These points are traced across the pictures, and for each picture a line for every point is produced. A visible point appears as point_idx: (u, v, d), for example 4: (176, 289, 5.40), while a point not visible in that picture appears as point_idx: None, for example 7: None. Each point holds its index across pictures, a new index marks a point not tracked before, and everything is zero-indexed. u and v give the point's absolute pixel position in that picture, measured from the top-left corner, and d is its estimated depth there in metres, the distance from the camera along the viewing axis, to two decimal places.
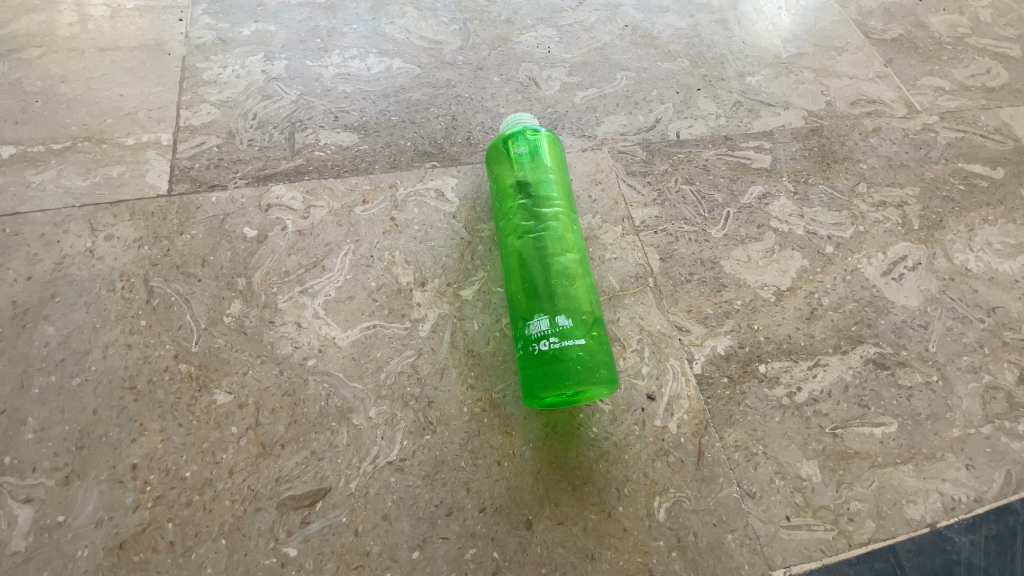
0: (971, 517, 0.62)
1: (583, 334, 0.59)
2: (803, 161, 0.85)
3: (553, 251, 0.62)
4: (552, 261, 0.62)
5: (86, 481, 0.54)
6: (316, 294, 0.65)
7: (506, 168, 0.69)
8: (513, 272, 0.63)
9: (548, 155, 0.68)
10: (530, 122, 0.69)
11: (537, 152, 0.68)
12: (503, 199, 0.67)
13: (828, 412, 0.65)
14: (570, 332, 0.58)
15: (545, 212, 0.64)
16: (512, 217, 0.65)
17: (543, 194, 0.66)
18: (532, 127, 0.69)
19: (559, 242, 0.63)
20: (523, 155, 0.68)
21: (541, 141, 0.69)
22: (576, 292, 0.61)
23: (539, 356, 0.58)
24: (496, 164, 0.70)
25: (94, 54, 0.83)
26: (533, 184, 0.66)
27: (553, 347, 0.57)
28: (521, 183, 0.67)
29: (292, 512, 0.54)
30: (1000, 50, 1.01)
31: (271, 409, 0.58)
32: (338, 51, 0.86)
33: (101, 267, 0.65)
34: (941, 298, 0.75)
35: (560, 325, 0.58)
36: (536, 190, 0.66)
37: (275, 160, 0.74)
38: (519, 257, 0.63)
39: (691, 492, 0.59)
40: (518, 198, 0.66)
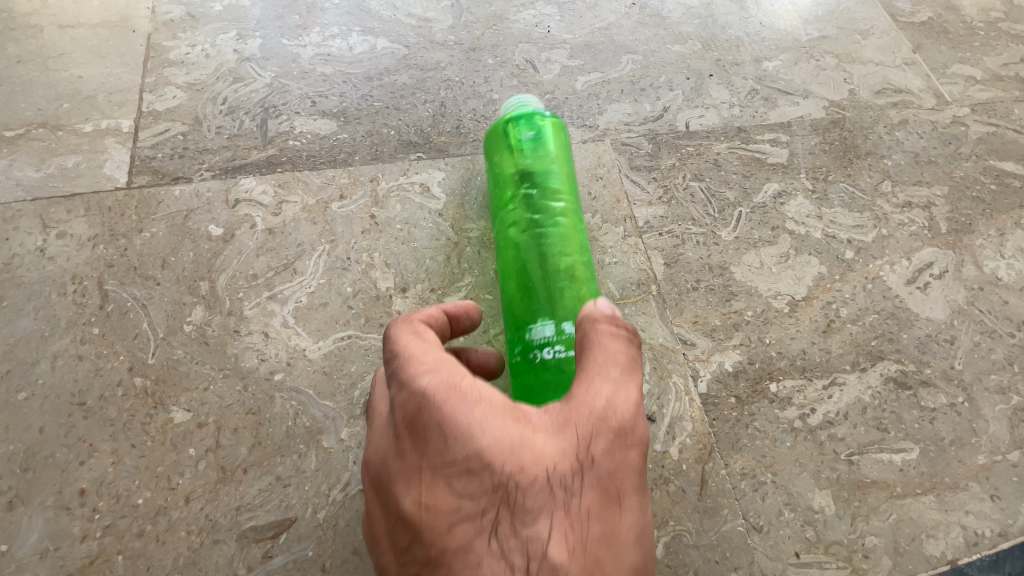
0: (994, 553, 0.57)
1: None
2: (822, 156, 0.78)
3: (560, 248, 0.57)
4: (557, 259, 0.56)
5: (30, 507, 0.50)
6: (285, 300, 0.59)
7: (507, 154, 0.62)
8: (512, 272, 0.57)
9: (553, 138, 0.62)
10: (538, 104, 0.63)
11: (545, 138, 0.62)
12: (502, 186, 0.61)
13: (844, 437, 0.60)
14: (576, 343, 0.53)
15: (551, 205, 0.59)
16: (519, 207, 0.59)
17: (554, 186, 0.60)
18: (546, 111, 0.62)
19: (566, 238, 0.57)
20: (527, 139, 0.62)
21: (549, 125, 0.63)
22: (582, 295, 0.55)
23: (541, 365, 0.53)
24: (501, 144, 0.63)
25: (53, 31, 0.77)
26: (545, 173, 0.60)
27: (557, 357, 0.52)
28: (530, 169, 0.60)
29: (254, 545, 0.49)
30: None
31: (233, 430, 0.53)
32: (318, 29, 0.79)
33: (52, 268, 0.60)
34: (968, 310, 0.70)
35: (567, 333, 0.53)
36: (546, 180, 0.60)
37: (245, 150, 0.68)
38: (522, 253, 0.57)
39: (692, 526, 0.54)
40: (526, 186, 0.60)
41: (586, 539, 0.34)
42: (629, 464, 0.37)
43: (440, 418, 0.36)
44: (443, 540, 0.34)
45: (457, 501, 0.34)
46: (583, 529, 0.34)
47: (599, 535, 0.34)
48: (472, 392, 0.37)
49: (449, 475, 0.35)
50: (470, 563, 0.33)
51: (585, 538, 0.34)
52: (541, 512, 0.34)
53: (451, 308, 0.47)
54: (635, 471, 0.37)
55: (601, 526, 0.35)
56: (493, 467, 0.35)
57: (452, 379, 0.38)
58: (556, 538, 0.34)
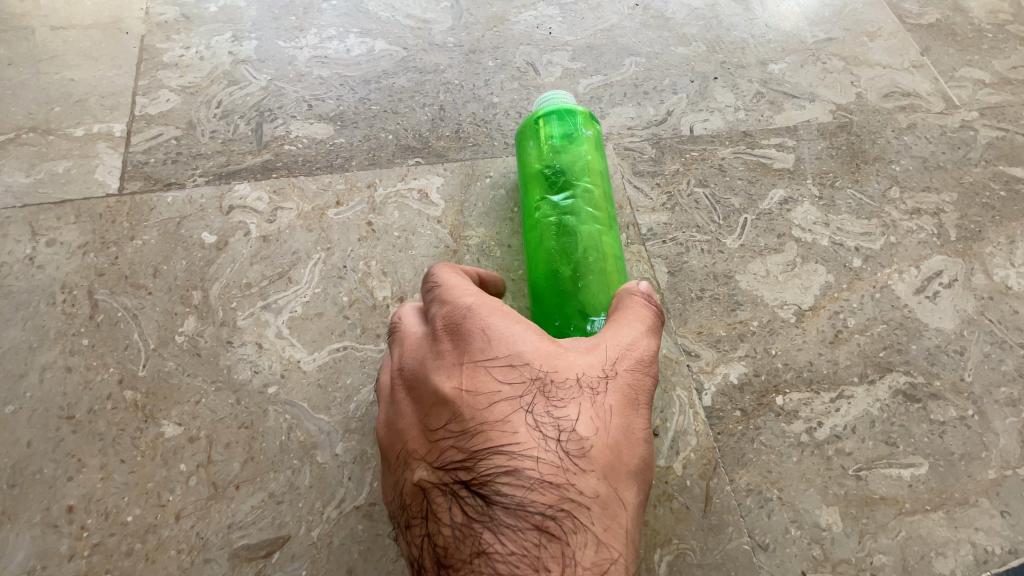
0: (1004, 571, 0.56)
1: None
2: (829, 161, 0.77)
3: (598, 243, 0.57)
4: (594, 254, 0.57)
5: (17, 524, 0.49)
6: (280, 310, 0.58)
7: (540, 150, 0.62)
8: (549, 267, 0.57)
9: (585, 133, 0.62)
10: (571, 100, 0.63)
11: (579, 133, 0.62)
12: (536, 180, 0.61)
13: (851, 451, 0.58)
14: None
15: (586, 200, 0.59)
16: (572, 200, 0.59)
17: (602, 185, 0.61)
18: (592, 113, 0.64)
19: (602, 233, 0.58)
20: (561, 135, 0.62)
21: (582, 122, 0.63)
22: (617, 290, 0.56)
23: None
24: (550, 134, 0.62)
25: (45, 33, 0.76)
26: (595, 171, 0.61)
27: None
28: (583, 164, 0.61)
29: (246, 565, 0.48)
30: None
31: (225, 444, 0.52)
32: (315, 30, 0.77)
33: (41, 277, 0.58)
34: (978, 319, 0.68)
35: None
36: (596, 178, 0.61)
37: (240, 155, 0.66)
38: (560, 247, 0.57)
39: (696, 544, 0.53)
40: (580, 180, 0.60)
41: (613, 427, 0.36)
42: (647, 381, 0.41)
43: (486, 322, 0.40)
44: (481, 414, 0.36)
45: (498, 384, 0.37)
46: (609, 419, 0.37)
47: (623, 428, 0.37)
48: (514, 313, 0.42)
49: (491, 363, 0.38)
50: (507, 431, 0.35)
51: (613, 427, 0.36)
52: (573, 400, 0.37)
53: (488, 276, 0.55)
54: (649, 390, 0.40)
55: (623, 420, 0.37)
56: (532, 363, 0.39)
57: (493, 303, 0.43)
58: (586, 421, 0.36)
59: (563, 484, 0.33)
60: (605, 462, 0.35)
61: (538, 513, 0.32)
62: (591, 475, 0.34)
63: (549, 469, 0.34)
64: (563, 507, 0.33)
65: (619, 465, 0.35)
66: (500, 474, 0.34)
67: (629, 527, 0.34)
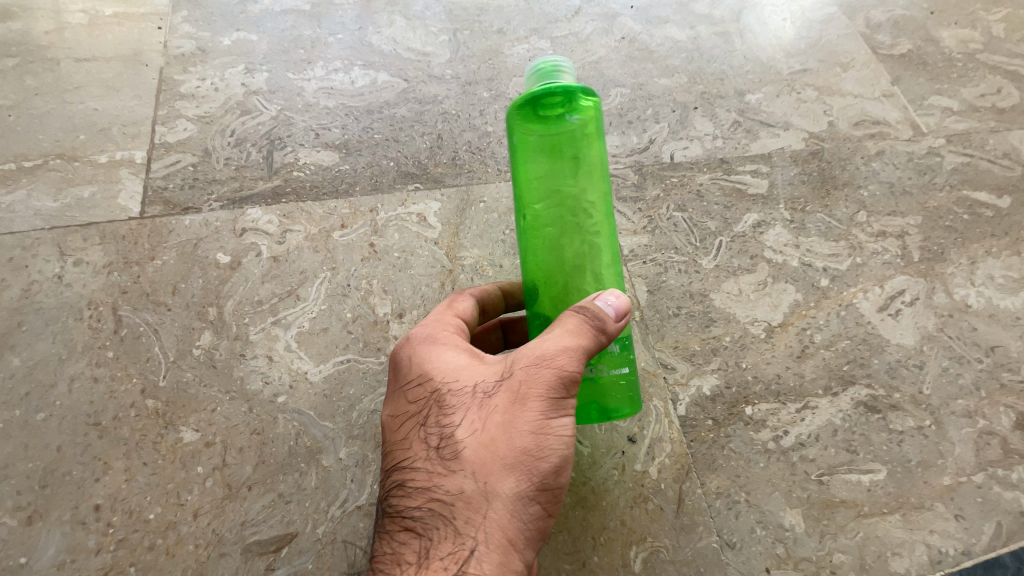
0: (956, 571, 0.61)
1: (628, 361, 0.52)
2: (801, 187, 0.82)
3: (583, 259, 0.51)
4: (577, 273, 0.52)
5: (48, 522, 0.53)
6: (289, 325, 0.63)
7: (534, 139, 0.52)
8: (551, 284, 0.52)
9: (575, 120, 0.51)
10: (567, 70, 0.51)
11: (579, 115, 0.52)
12: (530, 182, 0.52)
13: (815, 458, 0.63)
14: (616, 361, 0.51)
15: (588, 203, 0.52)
16: (556, 207, 0.51)
17: (593, 185, 0.53)
18: (584, 88, 0.52)
19: (588, 248, 0.52)
20: (559, 119, 0.51)
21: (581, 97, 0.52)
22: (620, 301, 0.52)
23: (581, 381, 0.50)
24: (534, 118, 0.52)
25: (70, 65, 0.82)
26: (585, 168, 0.52)
27: (598, 374, 0.51)
28: (569, 160, 0.51)
29: (257, 559, 0.53)
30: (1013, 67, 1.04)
31: (238, 449, 0.56)
32: (322, 63, 0.83)
33: (69, 294, 0.64)
34: (937, 336, 0.74)
35: (609, 351, 0.51)
36: (586, 177, 0.52)
37: (252, 181, 0.72)
38: (563, 262, 0.51)
39: (669, 542, 0.58)
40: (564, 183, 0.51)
41: (484, 433, 0.45)
42: (543, 375, 0.45)
43: (414, 349, 0.51)
44: (394, 434, 0.49)
45: (408, 404, 0.49)
46: (485, 425, 0.45)
47: (498, 428, 0.45)
48: (445, 336, 0.52)
49: (407, 388, 0.50)
50: (406, 447, 0.48)
51: (483, 433, 0.45)
52: (458, 413, 0.46)
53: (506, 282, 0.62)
54: (547, 383, 0.45)
55: (501, 422, 0.45)
56: (436, 382, 0.49)
57: (432, 327, 0.53)
58: (464, 430, 0.46)
59: (433, 487, 0.45)
60: (471, 464, 0.44)
61: (417, 507, 0.45)
62: (455, 478, 0.44)
63: (427, 474, 0.46)
64: (432, 505, 0.45)
65: (483, 466, 0.44)
66: (397, 483, 0.47)
67: (487, 515, 0.43)
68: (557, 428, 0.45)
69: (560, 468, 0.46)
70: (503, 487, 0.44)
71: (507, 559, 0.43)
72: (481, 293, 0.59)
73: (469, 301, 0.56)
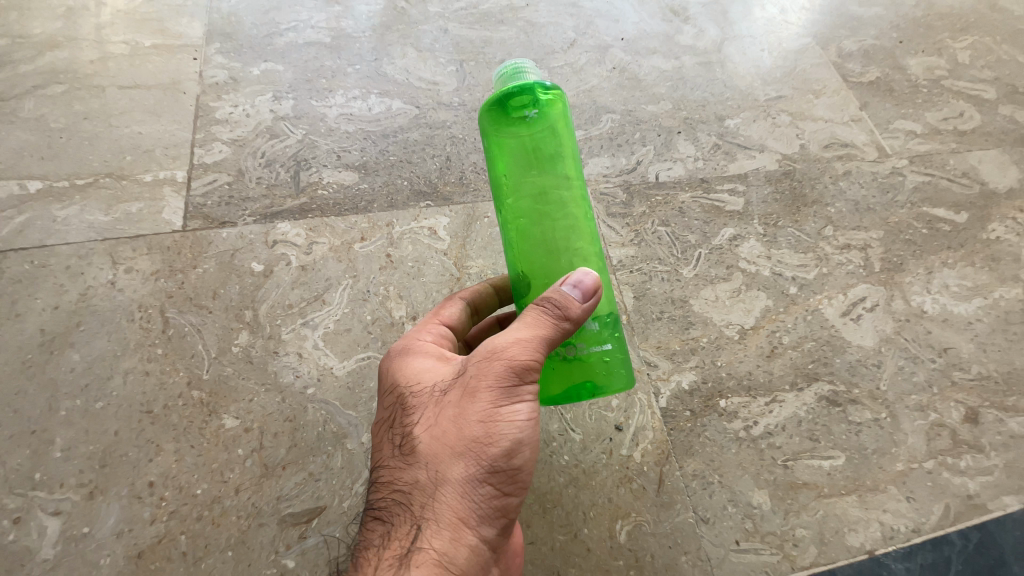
0: (907, 546, 0.69)
1: (609, 337, 0.53)
2: (774, 204, 0.91)
3: (549, 245, 0.54)
4: (545, 259, 0.54)
5: (107, 496, 0.61)
6: (316, 326, 0.71)
7: (503, 139, 0.56)
8: (531, 274, 0.54)
9: (531, 118, 0.55)
10: (524, 70, 0.55)
11: (542, 110, 0.55)
12: (502, 182, 0.55)
13: (781, 445, 0.71)
14: (595, 338, 0.52)
15: (559, 193, 0.55)
16: (520, 200, 0.55)
17: (556, 174, 0.55)
18: (540, 86, 0.55)
19: (555, 234, 0.54)
20: (523, 118, 0.55)
21: (541, 94, 0.55)
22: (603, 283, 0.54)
23: (563, 360, 0.52)
24: (495, 122, 0.56)
25: (114, 91, 0.90)
26: (546, 162, 0.55)
27: (579, 352, 0.52)
28: (530, 156, 0.55)
29: (291, 528, 0.60)
30: (975, 92, 1.14)
31: (273, 433, 0.64)
32: (342, 92, 0.92)
33: (122, 299, 0.72)
34: (895, 338, 0.82)
35: (586, 329, 0.52)
36: (547, 169, 0.55)
37: (281, 199, 0.80)
38: (535, 249, 0.54)
39: (651, 517, 0.66)
40: (526, 177, 0.55)
41: (438, 427, 0.48)
42: (492, 369, 0.47)
43: (391, 357, 0.56)
44: (374, 435, 0.54)
45: (384, 408, 0.54)
46: (440, 417, 0.48)
47: (451, 419, 0.48)
48: (420, 345, 0.56)
49: (383, 393, 0.55)
50: (379, 446, 0.52)
51: (437, 427, 0.48)
52: (418, 411, 0.50)
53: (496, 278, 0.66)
54: (496, 374, 0.47)
55: (454, 414, 0.48)
56: (406, 385, 0.53)
57: (410, 338, 0.57)
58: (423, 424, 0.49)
59: (395, 479, 0.48)
60: (426, 453, 0.47)
61: (381, 497, 0.49)
62: (411, 470, 0.48)
63: (391, 468, 0.49)
64: (394, 494, 0.48)
65: (435, 457, 0.47)
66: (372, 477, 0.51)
67: (438, 500, 0.46)
68: (508, 415, 0.47)
69: (512, 453, 0.47)
70: (453, 472, 0.46)
71: (457, 541, 0.45)
72: (472, 297, 0.63)
73: (457, 309, 0.61)
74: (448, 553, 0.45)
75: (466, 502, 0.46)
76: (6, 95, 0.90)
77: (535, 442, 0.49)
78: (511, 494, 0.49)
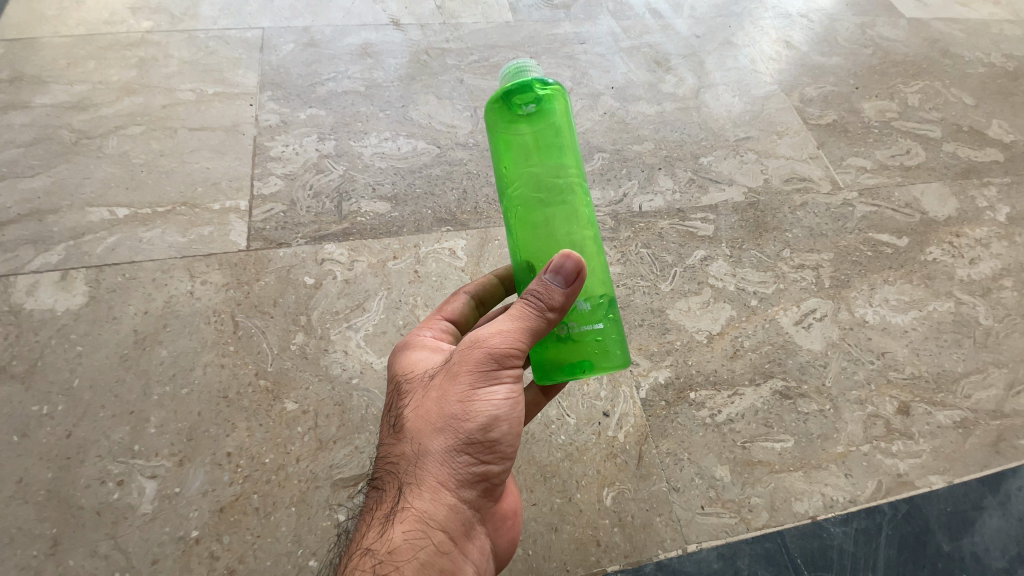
0: (845, 513, 0.83)
1: (601, 318, 0.58)
2: (740, 230, 1.07)
3: (550, 229, 0.58)
4: (546, 242, 0.59)
5: (194, 463, 0.76)
6: (358, 329, 0.87)
7: (506, 130, 0.60)
8: (533, 256, 0.59)
9: (531, 112, 0.59)
10: (525, 66, 0.58)
11: (543, 104, 0.59)
12: (505, 172, 0.59)
13: (740, 429, 0.86)
14: (588, 318, 0.58)
15: (560, 182, 0.59)
16: (522, 188, 0.58)
17: (556, 163, 0.59)
18: (540, 79, 0.59)
19: (555, 219, 0.59)
20: (526, 110, 0.59)
21: (541, 90, 0.59)
22: (596, 269, 0.59)
23: (559, 340, 0.57)
24: (497, 116, 0.60)
25: (184, 132, 1.07)
26: (546, 152, 0.59)
27: (572, 332, 0.57)
28: (530, 147, 0.59)
29: (342, 489, 0.75)
30: (921, 132, 1.32)
31: (326, 415, 0.80)
32: (376, 134, 1.09)
33: (199, 305, 0.88)
34: (840, 343, 0.98)
35: (579, 310, 0.57)
36: (548, 158, 0.59)
37: (327, 224, 0.97)
38: (536, 233, 0.59)
39: (631, 485, 0.81)
40: (527, 167, 0.59)
41: (424, 407, 0.56)
42: (472, 356, 0.55)
43: (398, 352, 0.66)
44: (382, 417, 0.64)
45: (389, 393, 0.63)
46: (426, 399, 0.57)
47: (435, 400, 0.56)
48: (423, 341, 0.66)
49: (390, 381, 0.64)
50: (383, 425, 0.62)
51: (423, 407, 0.56)
52: (411, 395, 0.59)
53: (501, 271, 0.76)
54: (474, 361, 0.55)
55: (438, 395, 0.56)
56: (406, 374, 0.62)
57: (417, 335, 0.68)
58: (414, 405, 0.58)
59: (391, 451, 0.57)
60: (414, 429, 0.56)
61: (380, 466, 0.58)
62: (402, 443, 0.57)
63: (389, 442, 0.58)
64: (389, 464, 0.57)
65: (420, 432, 0.56)
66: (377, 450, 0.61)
67: (422, 468, 0.54)
68: (485, 395, 0.55)
69: (488, 427, 0.55)
70: (436, 443, 0.55)
71: (435, 502, 0.54)
72: (478, 292, 0.74)
73: (461, 306, 0.72)
74: (428, 511, 0.53)
75: (446, 468, 0.54)
76: (91, 134, 1.06)
77: (511, 418, 0.56)
78: (489, 462, 0.56)
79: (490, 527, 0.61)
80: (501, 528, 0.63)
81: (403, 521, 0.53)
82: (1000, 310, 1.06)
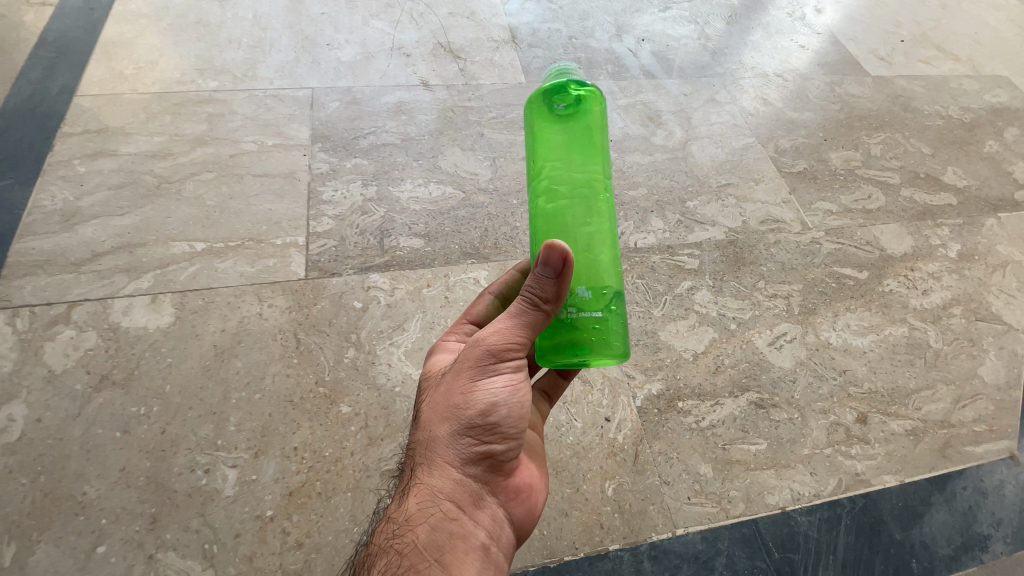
0: (810, 505, 0.99)
1: (600, 308, 0.70)
2: (721, 265, 1.25)
3: (572, 206, 0.73)
4: (568, 215, 0.73)
5: (267, 455, 0.92)
6: (400, 346, 1.04)
7: (544, 121, 0.76)
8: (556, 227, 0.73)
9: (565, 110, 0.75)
10: (564, 72, 0.75)
11: (576, 104, 0.75)
12: (539, 158, 0.75)
13: (721, 433, 1.02)
14: (587, 306, 0.70)
15: (582, 169, 0.74)
16: (551, 172, 0.74)
17: (581, 155, 0.74)
18: (575, 83, 0.75)
19: (576, 199, 0.73)
20: (561, 109, 0.75)
21: (575, 92, 0.75)
22: (608, 267, 0.73)
23: (562, 321, 0.70)
24: (539, 114, 0.77)
25: (249, 178, 1.27)
26: (574, 145, 0.75)
27: (571, 316, 0.70)
28: (561, 139, 0.75)
29: (389, 477, 0.91)
30: (882, 179, 1.52)
31: (375, 417, 0.96)
32: (410, 180, 1.28)
33: (267, 324, 1.05)
34: (807, 361, 1.14)
35: (580, 297, 0.70)
36: (575, 150, 0.75)
37: (372, 257, 1.15)
38: (560, 208, 0.73)
39: (629, 478, 0.97)
40: (557, 154, 0.74)
41: (436, 401, 0.73)
42: (472, 357, 0.71)
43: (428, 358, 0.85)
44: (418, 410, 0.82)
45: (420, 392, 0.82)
46: (439, 395, 0.74)
47: (444, 395, 0.73)
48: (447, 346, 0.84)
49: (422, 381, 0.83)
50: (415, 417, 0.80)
51: (436, 402, 0.74)
52: (430, 393, 0.77)
53: (521, 266, 0.92)
54: (473, 360, 0.71)
55: (447, 391, 0.73)
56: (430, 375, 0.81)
57: (443, 342, 0.87)
58: (431, 400, 0.75)
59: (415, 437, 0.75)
60: (429, 419, 0.73)
61: (409, 449, 0.75)
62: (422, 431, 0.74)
63: (415, 430, 0.76)
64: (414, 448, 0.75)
65: (433, 421, 0.72)
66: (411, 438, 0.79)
67: (434, 449, 0.71)
68: (483, 387, 0.70)
69: (485, 413, 0.69)
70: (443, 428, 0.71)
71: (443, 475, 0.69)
72: (501, 290, 0.91)
73: (483, 306, 0.90)
74: (437, 482, 0.69)
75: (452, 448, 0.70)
76: (172, 180, 1.25)
77: (508, 404, 0.70)
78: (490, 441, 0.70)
79: (503, 498, 0.74)
80: (513, 499, 0.74)
81: (419, 492, 0.69)
82: (948, 334, 1.23)
